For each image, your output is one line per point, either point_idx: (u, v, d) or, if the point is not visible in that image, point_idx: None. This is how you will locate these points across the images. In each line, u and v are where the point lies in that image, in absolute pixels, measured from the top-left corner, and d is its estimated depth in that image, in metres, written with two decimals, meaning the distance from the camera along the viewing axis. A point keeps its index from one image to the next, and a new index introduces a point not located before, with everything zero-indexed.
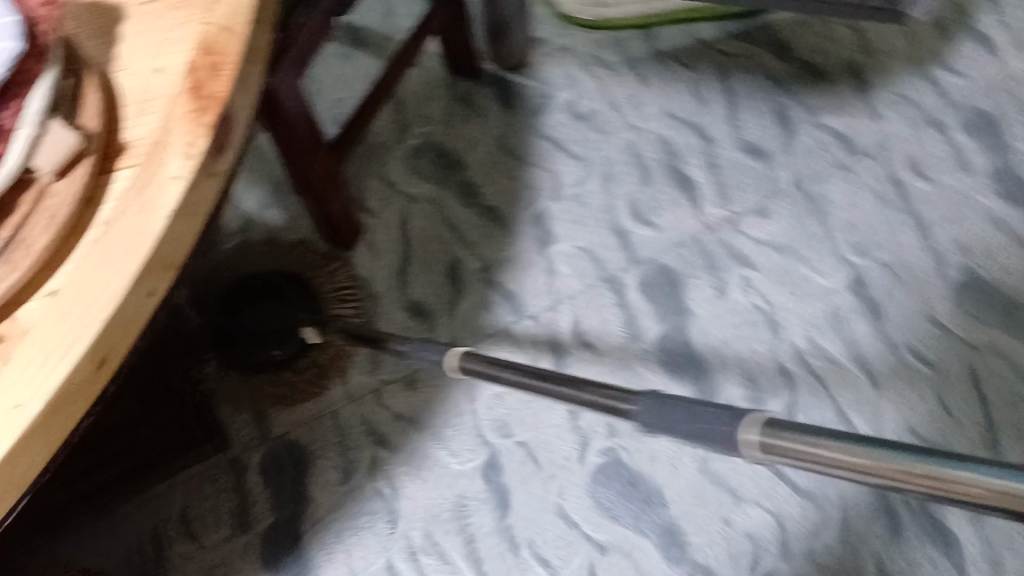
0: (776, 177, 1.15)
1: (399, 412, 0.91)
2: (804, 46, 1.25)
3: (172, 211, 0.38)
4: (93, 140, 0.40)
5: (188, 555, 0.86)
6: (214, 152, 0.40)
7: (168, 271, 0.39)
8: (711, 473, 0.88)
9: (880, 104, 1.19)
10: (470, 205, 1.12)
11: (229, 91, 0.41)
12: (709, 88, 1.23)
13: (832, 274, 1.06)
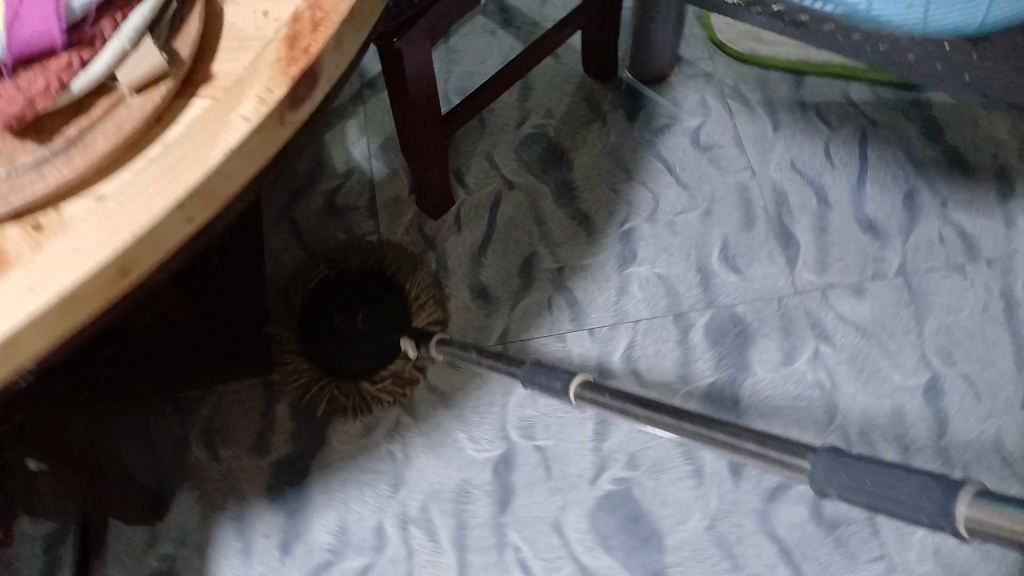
0: (883, 259, 1.08)
1: (433, 385, 0.95)
2: (958, 134, 1.16)
3: (233, 149, 0.33)
4: (180, 65, 0.37)
5: (204, 462, 0.92)
6: (293, 105, 0.35)
7: (214, 206, 0.34)
8: (717, 534, 0.88)
9: (1017, 214, 1.11)
10: (565, 205, 1.09)
11: (324, 43, 0.36)
12: (844, 150, 1.15)
13: (912, 372, 1.02)
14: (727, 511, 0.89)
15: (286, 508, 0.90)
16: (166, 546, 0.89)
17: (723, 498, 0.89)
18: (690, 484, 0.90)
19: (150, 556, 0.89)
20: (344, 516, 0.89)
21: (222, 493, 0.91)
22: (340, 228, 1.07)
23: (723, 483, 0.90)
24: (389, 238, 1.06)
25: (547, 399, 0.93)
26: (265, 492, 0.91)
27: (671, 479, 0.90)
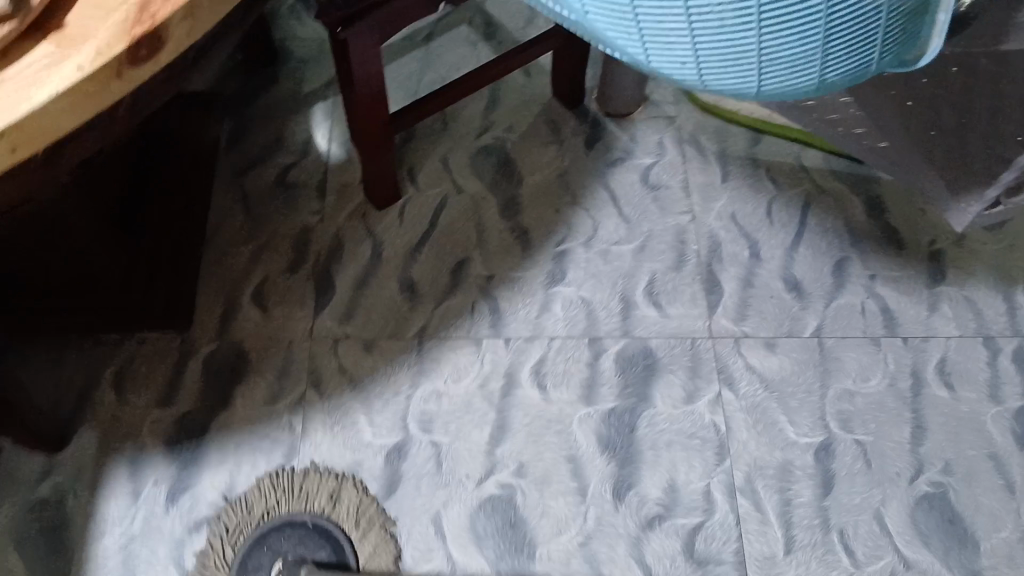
0: (802, 319, 1.06)
1: (346, 366, 1.00)
2: (899, 212, 1.15)
3: (64, 91, 0.44)
4: (28, 10, 0.47)
5: (108, 402, 0.97)
6: (131, 62, 0.46)
7: (46, 134, 0.45)
8: (588, 551, 0.91)
9: (944, 298, 1.08)
10: (507, 218, 1.11)
11: (166, 15, 0.46)
12: (785, 208, 1.15)
13: (807, 432, 0.99)
14: (600, 533, 0.92)
15: (180, 460, 0.94)
16: (59, 478, 0.93)
17: (599, 520, 0.92)
18: (572, 499, 0.93)
19: (42, 484, 0.93)
20: (234, 477, 0.94)
21: (123, 436, 0.96)
22: (285, 202, 1.10)
23: (604, 505, 0.93)
24: (331, 221, 1.09)
25: (451, 399, 0.98)
26: (163, 443, 0.95)
27: (555, 491, 0.93)
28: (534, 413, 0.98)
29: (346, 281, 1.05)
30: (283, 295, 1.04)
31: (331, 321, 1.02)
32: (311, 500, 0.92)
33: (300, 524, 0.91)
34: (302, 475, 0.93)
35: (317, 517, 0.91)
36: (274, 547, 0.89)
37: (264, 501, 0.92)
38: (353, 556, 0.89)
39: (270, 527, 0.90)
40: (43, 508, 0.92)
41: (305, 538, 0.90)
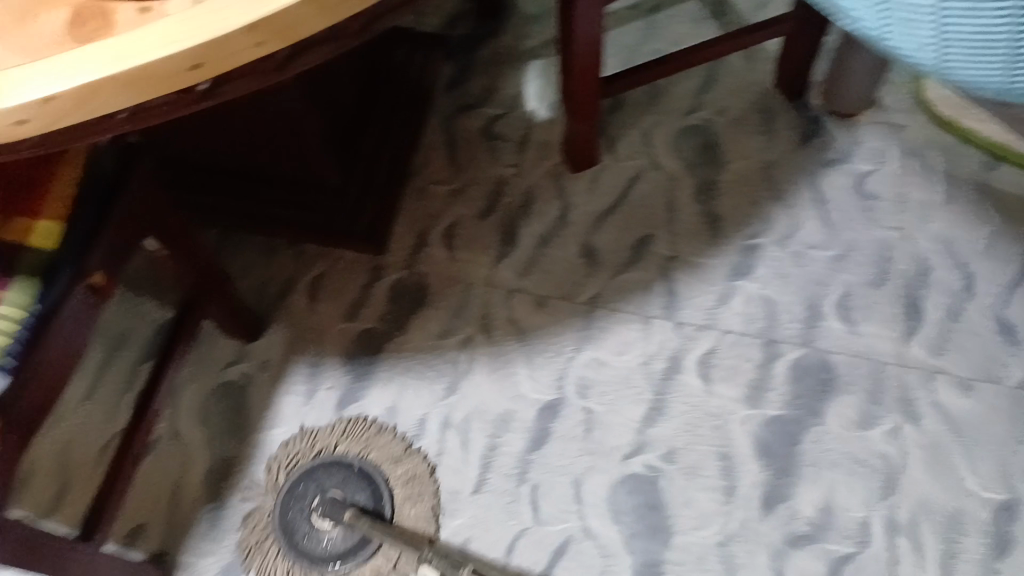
0: (1009, 366, 0.96)
1: (516, 318, 1.02)
2: None
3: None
4: None
5: (301, 307, 1.06)
6: None
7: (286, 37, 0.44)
8: (725, 552, 0.88)
9: None
10: (701, 202, 1.07)
11: None
12: (1013, 243, 1.03)
13: (991, 489, 0.90)
14: (742, 537, 0.89)
15: (355, 371, 1.02)
16: (247, 365, 1.04)
17: (744, 523, 0.89)
18: (718, 496, 0.91)
19: (230, 369, 1.04)
20: (398, 398, 1.00)
21: (308, 340, 1.05)
22: (487, 152, 1.13)
23: (752, 510, 0.90)
24: (525, 177, 1.11)
25: (611, 370, 0.98)
26: (341, 354, 1.03)
27: (702, 484, 0.92)
28: (694, 402, 0.95)
29: (530, 237, 1.07)
30: (470, 240, 1.07)
31: (510, 273, 1.05)
32: (370, 450, 0.97)
33: (353, 469, 0.96)
34: (374, 430, 0.98)
35: (371, 469, 0.96)
36: (322, 486, 0.95)
37: (329, 439, 0.98)
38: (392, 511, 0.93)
39: (326, 468, 0.97)
40: (228, 387, 1.03)
41: (351, 481, 0.95)
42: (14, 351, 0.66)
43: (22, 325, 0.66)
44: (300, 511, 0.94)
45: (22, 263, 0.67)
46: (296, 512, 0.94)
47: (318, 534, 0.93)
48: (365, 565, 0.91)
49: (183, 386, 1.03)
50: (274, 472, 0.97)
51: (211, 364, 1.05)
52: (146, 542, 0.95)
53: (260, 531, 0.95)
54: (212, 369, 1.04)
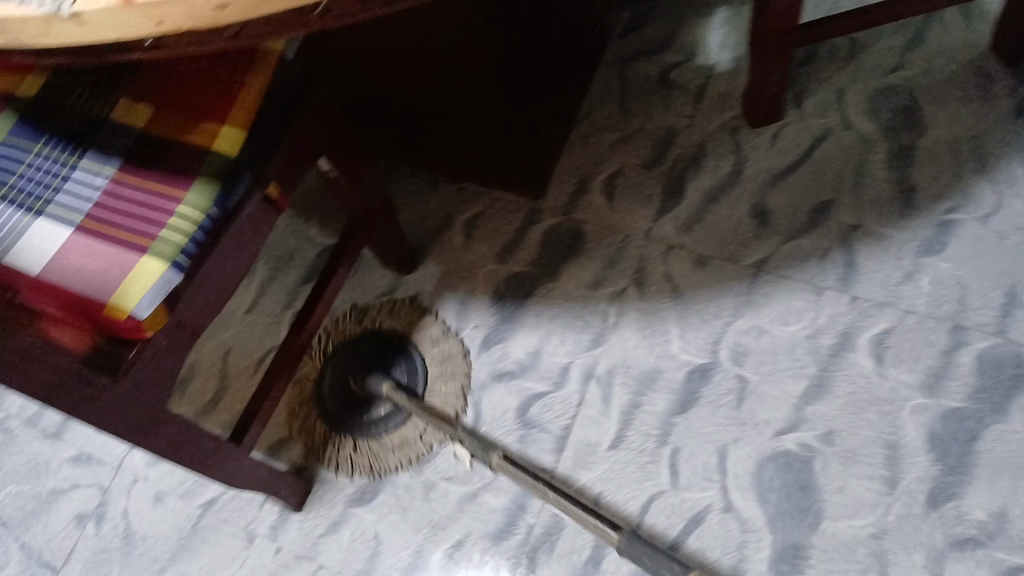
0: None
1: (673, 274, 0.98)
2: None
3: None
4: None
5: (457, 243, 1.07)
6: None
7: None
8: (878, 547, 0.81)
9: None
10: (893, 169, 0.98)
11: None
12: None
13: None
14: (898, 532, 0.82)
15: (503, 313, 1.02)
16: (400, 295, 1.06)
17: (901, 518, 0.82)
18: (877, 486, 0.84)
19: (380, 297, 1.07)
20: (543, 342, 0.99)
21: (459, 277, 1.05)
22: (660, 101, 1.08)
23: (913, 507, 0.82)
24: (700, 128, 1.05)
25: (771, 339, 0.92)
26: (490, 293, 1.03)
27: (860, 471, 0.85)
28: (862, 384, 0.88)
29: (696, 191, 1.01)
30: (633, 190, 1.04)
31: (672, 227, 1.00)
32: (411, 329, 1.04)
33: (393, 344, 1.03)
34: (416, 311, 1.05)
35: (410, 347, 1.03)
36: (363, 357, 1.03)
37: (375, 315, 1.06)
38: (424, 387, 1.00)
39: (370, 341, 1.04)
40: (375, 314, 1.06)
41: (388, 353, 1.02)
42: (189, 250, 0.67)
43: (199, 226, 0.68)
44: (341, 376, 1.03)
45: (206, 166, 0.70)
46: (336, 375, 1.04)
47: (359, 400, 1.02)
48: (396, 433, 1.00)
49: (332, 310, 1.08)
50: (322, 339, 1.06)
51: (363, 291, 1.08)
52: (290, 453, 1.02)
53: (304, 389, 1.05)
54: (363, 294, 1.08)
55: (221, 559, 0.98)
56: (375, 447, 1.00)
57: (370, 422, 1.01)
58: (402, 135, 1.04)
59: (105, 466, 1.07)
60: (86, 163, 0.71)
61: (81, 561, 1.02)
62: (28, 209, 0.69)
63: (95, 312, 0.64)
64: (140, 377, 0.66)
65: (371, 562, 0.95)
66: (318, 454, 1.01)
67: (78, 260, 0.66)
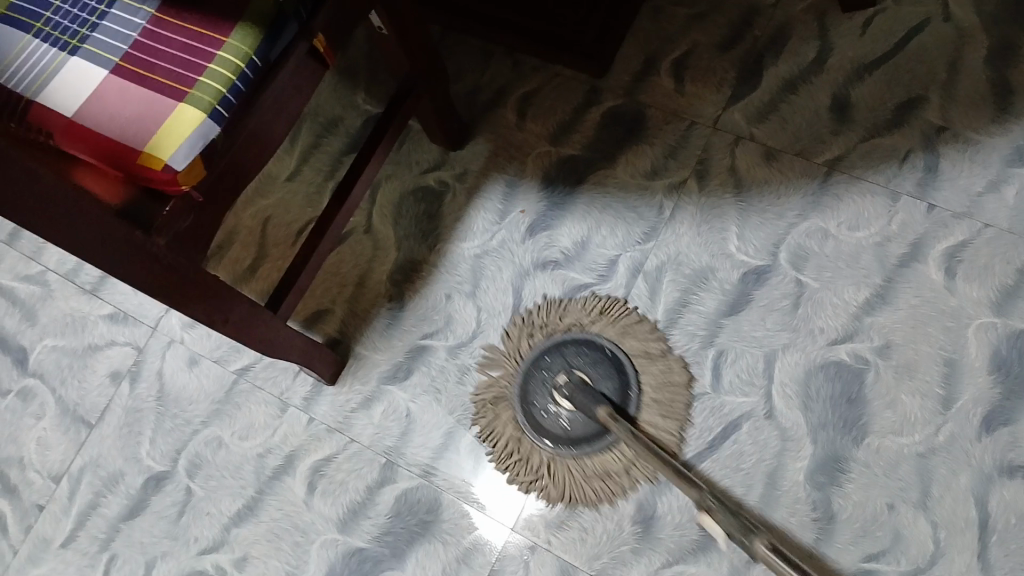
0: None
1: (738, 168, 0.93)
2: None
3: None
4: None
5: (507, 120, 1.02)
6: None
7: None
8: (924, 464, 0.80)
9: None
10: (993, 67, 0.91)
11: None
12: None
13: None
14: (946, 452, 0.80)
15: (551, 200, 0.97)
16: (445, 173, 1.02)
17: (952, 438, 0.80)
18: (929, 404, 0.82)
19: (657, 335, 0.89)
20: (592, 232, 0.95)
21: (509, 156, 1.01)
22: None
23: (964, 427, 0.80)
24: (785, 9, 0.99)
25: (838, 244, 0.88)
26: (540, 177, 0.99)
27: (913, 387, 0.82)
28: (928, 296, 0.85)
29: (775, 78, 0.96)
30: (704, 73, 0.98)
31: (745, 117, 0.95)
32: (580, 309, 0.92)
33: (598, 346, 0.90)
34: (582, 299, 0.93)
35: (597, 337, 0.91)
36: (564, 356, 0.91)
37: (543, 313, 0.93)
38: (637, 407, 0.87)
39: (566, 338, 0.92)
40: (647, 361, 0.88)
41: (599, 366, 0.89)
42: (228, 101, 0.63)
43: (240, 75, 0.63)
44: (592, 437, 0.89)
45: (249, 10, 0.64)
46: (540, 388, 0.91)
47: (553, 415, 0.90)
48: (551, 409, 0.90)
49: (551, 317, 0.93)
50: (621, 457, 0.88)
51: (675, 382, 0.87)
52: (326, 326, 1.00)
53: (538, 448, 0.90)
54: (620, 325, 0.90)
55: (253, 425, 0.99)
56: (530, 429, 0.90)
57: (564, 433, 0.89)
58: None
59: (140, 326, 1.07)
60: (124, 1, 0.67)
61: (117, 417, 1.03)
62: (62, 46, 0.65)
63: (127, 161, 0.60)
64: (174, 235, 0.63)
65: (402, 438, 0.95)
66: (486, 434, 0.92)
67: (111, 102, 0.62)
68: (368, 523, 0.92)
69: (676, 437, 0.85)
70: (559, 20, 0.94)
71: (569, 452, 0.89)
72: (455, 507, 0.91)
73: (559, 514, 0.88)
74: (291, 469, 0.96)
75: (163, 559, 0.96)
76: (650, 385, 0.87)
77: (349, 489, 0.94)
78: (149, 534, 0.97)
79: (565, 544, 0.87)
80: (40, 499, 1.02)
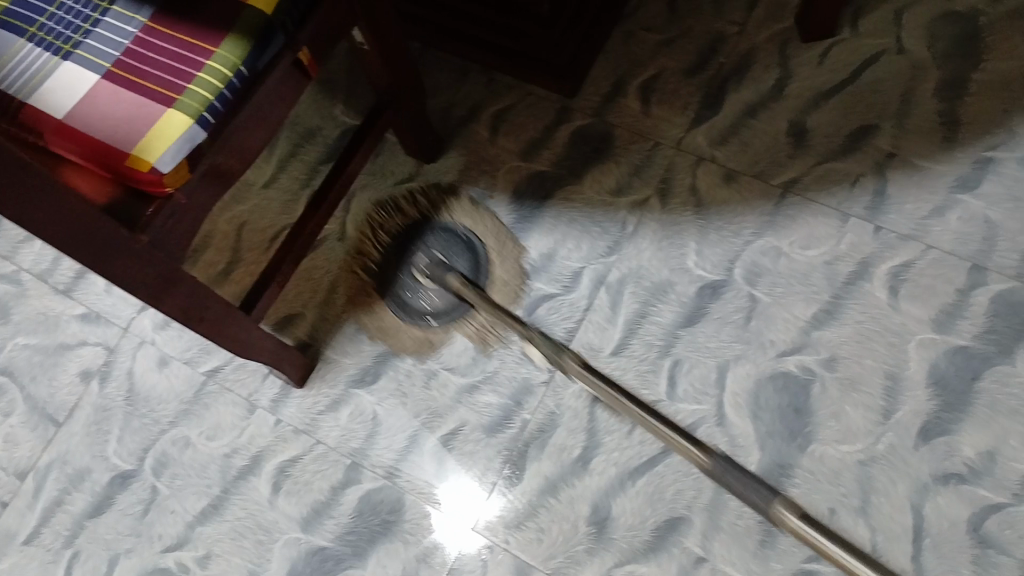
0: None
1: (698, 188, 0.98)
2: None
3: None
4: None
5: (481, 135, 1.06)
6: None
7: None
8: (865, 473, 0.84)
9: None
10: (941, 100, 0.96)
11: None
12: None
13: None
14: (886, 461, 0.84)
15: (520, 213, 1.01)
16: (419, 185, 1.05)
17: (892, 448, 0.84)
18: (873, 416, 0.86)
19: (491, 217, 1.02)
20: (557, 246, 0.99)
21: (482, 170, 1.04)
22: (711, 6, 1.06)
23: (905, 438, 0.84)
24: (748, 38, 1.04)
25: (789, 262, 0.92)
26: (509, 191, 1.02)
27: (857, 399, 0.86)
28: (873, 314, 0.89)
29: (736, 103, 1.01)
30: (669, 97, 1.03)
31: (707, 139, 1.00)
32: (463, 221, 1.02)
33: (454, 233, 1.02)
34: (457, 207, 1.03)
35: (453, 227, 1.03)
36: (418, 240, 1.03)
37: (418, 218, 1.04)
38: (487, 279, 0.99)
39: (417, 223, 1.04)
40: (497, 244, 1.00)
41: (454, 248, 1.01)
42: (214, 108, 0.66)
43: (228, 84, 0.67)
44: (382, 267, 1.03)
45: (239, 21, 0.67)
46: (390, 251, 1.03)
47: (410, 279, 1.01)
48: (431, 305, 1.00)
49: (410, 218, 1.04)
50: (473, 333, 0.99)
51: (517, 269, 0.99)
52: (297, 329, 1.02)
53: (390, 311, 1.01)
54: (468, 215, 1.03)
55: (220, 425, 1.01)
56: (411, 327, 1.00)
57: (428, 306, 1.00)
58: (442, 12, 1.01)
59: (113, 326, 1.09)
60: (117, 10, 0.70)
61: (86, 415, 1.04)
62: (55, 51, 0.67)
63: (116, 162, 0.63)
64: (158, 233, 0.66)
65: (367, 440, 0.97)
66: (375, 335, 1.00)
67: (101, 105, 0.65)
68: (330, 523, 0.94)
69: (518, 293, 0.98)
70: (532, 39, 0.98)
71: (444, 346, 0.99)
72: (416, 507, 0.93)
73: (516, 515, 0.91)
74: (257, 469, 0.98)
75: (127, 555, 0.97)
76: (500, 268, 0.99)
77: (313, 488, 0.96)
78: (114, 530, 0.98)
79: (521, 544, 0.90)
80: (4, 495, 1.02)
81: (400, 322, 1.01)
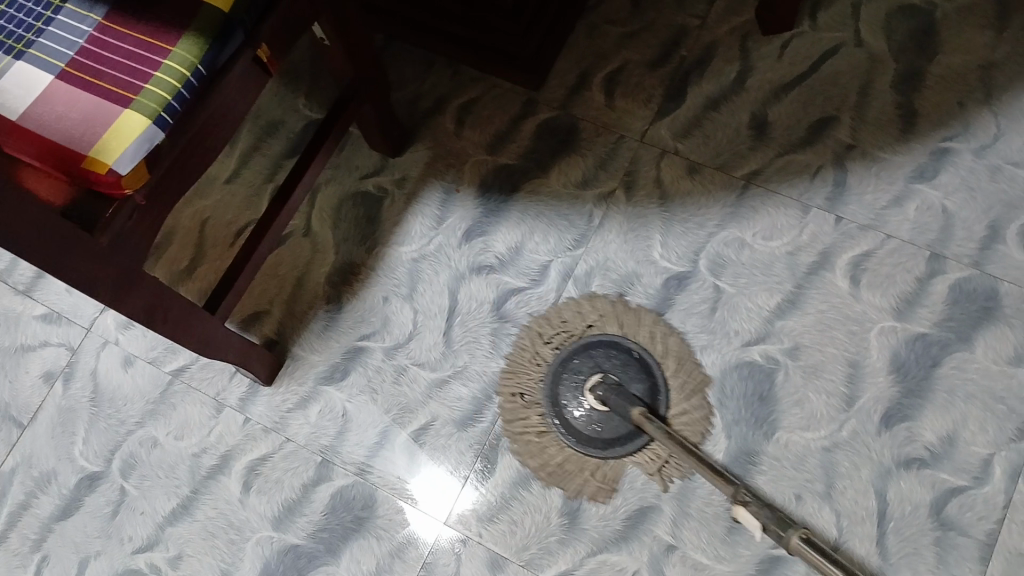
0: None
1: (663, 181, 0.99)
2: None
3: None
4: None
5: (446, 128, 1.06)
6: None
7: None
8: (828, 458, 0.86)
9: None
10: (899, 91, 0.98)
11: None
12: None
13: None
14: (848, 447, 0.86)
15: (487, 206, 1.01)
16: (385, 179, 1.05)
17: (854, 433, 0.86)
18: (835, 403, 0.88)
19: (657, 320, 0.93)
20: (525, 239, 0.99)
21: (448, 163, 1.04)
22: None
23: (866, 423, 0.86)
24: (710, 30, 1.05)
25: (753, 253, 0.94)
26: (476, 185, 1.02)
27: (819, 386, 0.88)
28: (834, 303, 0.91)
29: (699, 96, 1.02)
30: (634, 89, 1.03)
31: (670, 132, 1.00)
32: (628, 328, 0.93)
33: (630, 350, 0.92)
34: (620, 305, 0.94)
35: (625, 340, 0.93)
36: (593, 358, 0.93)
37: (579, 321, 0.95)
38: (667, 408, 0.89)
39: (593, 340, 0.94)
40: (636, 324, 0.93)
41: (629, 368, 0.91)
42: (173, 108, 0.65)
43: (187, 83, 0.65)
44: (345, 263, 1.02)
45: (197, 19, 0.66)
46: (571, 388, 0.92)
47: (584, 417, 0.92)
48: (591, 423, 0.92)
49: (574, 324, 0.95)
50: (654, 458, 0.90)
51: (688, 358, 0.91)
52: (264, 326, 1.02)
53: (592, 458, 0.91)
54: (647, 328, 0.93)
55: (188, 424, 1.00)
56: (577, 449, 0.92)
57: (596, 433, 0.91)
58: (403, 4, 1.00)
59: (74, 326, 1.07)
60: (71, 7, 0.68)
61: (50, 417, 1.03)
62: (7, 50, 0.66)
63: (74, 163, 0.62)
64: (119, 229, 0.65)
65: (338, 437, 0.97)
66: (527, 451, 0.92)
67: (56, 106, 0.63)
68: (303, 521, 0.94)
69: (705, 430, 0.88)
70: (496, 32, 0.97)
71: (600, 453, 0.91)
72: (389, 503, 0.93)
73: (489, 508, 0.92)
74: (226, 469, 0.97)
75: (96, 557, 0.96)
76: (677, 386, 0.90)
77: (284, 487, 0.96)
78: (82, 533, 0.97)
79: (494, 537, 0.90)
80: None
81: (598, 466, 0.91)
